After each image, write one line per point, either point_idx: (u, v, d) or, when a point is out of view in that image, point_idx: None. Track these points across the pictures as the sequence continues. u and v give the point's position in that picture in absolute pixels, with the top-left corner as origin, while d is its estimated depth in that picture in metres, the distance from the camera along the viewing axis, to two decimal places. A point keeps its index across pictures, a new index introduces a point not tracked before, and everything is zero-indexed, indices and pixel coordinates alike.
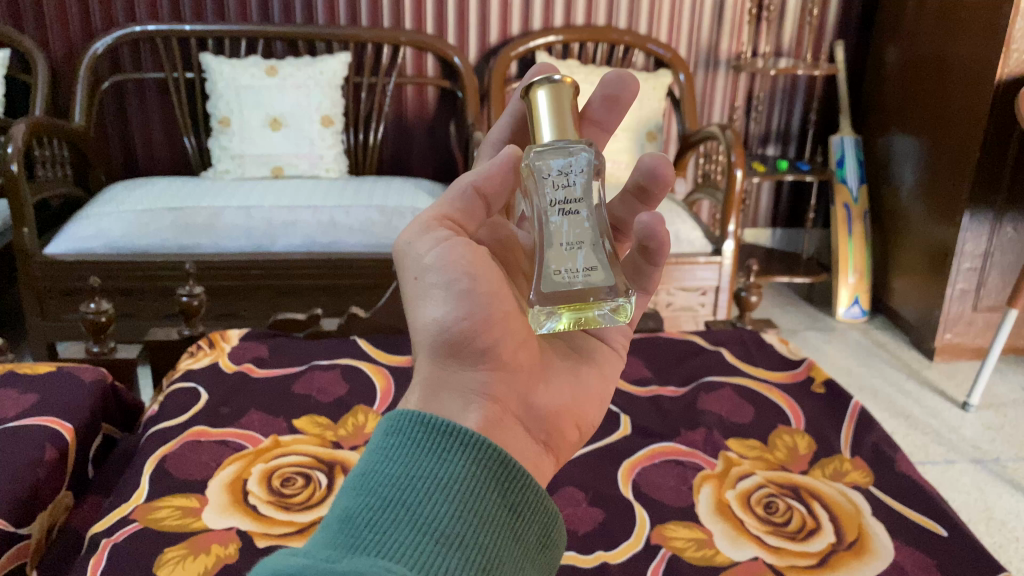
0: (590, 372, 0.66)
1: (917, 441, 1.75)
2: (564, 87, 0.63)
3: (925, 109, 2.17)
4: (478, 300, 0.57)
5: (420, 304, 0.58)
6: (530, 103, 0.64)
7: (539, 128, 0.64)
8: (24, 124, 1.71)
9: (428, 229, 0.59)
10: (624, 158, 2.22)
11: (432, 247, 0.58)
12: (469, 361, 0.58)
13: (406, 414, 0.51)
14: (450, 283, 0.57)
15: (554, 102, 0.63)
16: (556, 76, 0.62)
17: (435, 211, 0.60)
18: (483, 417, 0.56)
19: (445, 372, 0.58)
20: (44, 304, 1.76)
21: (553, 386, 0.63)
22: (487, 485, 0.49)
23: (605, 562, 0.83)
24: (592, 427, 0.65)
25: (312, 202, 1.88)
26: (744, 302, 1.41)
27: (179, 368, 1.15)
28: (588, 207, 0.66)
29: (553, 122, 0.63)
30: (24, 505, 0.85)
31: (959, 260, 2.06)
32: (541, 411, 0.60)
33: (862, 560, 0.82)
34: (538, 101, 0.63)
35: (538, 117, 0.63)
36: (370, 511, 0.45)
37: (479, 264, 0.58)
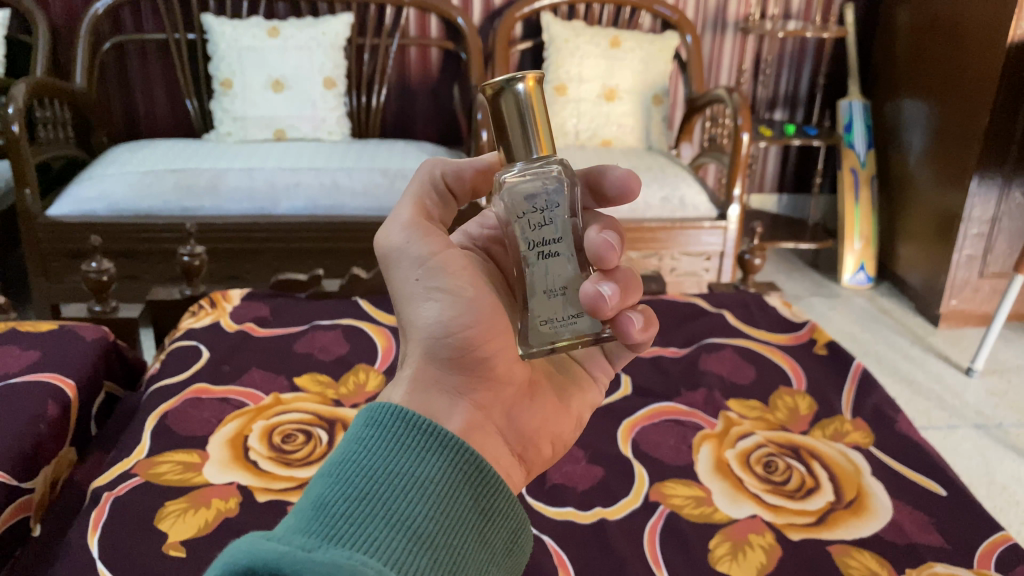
0: (572, 395, 0.68)
1: (920, 406, 1.74)
2: (530, 93, 0.55)
3: (935, 73, 2.14)
4: (481, 309, 0.61)
5: (417, 304, 0.61)
6: (492, 110, 0.56)
7: (507, 143, 0.57)
8: (24, 85, 1.70)
9: (418, 228, 0.61)
10: (629, 121, 2.21)
11: (433, 252, 0.61)
12: (463, 368, 0.61)
13: (387, 406, 0.51)
14: (454, 291, 0.61)
15: (526, 112, 0.55)
16: (518, 82, 0.54)
17: (413, 209, 0.63)
18: (466, 420, 0.58)
19: (438, 373, 0.60)
20: (47, 266, 1.76)
21: (538, 402, 0.65)
22: (461, 488, 0.49)
23: (604, 518, 0.83)
24: (566, 447, 0.67)
25: (315, 165, 1.87)
26: (748, 265, 1.40)
27: (180, 327, 1.15)
28: (569, 244, 0.62)
29: (529, 135, 0.56)
30: (28, 457, 0.86)
31: (967, 226, 2.04)
32: (523, 425, 0.62)
33: (859, 519, 0.82)
34: (506, 110, 0.55)
35: (502, 126, 0.56)
36: (347, 501, 0.45)
37: (478, 277, 0.63)
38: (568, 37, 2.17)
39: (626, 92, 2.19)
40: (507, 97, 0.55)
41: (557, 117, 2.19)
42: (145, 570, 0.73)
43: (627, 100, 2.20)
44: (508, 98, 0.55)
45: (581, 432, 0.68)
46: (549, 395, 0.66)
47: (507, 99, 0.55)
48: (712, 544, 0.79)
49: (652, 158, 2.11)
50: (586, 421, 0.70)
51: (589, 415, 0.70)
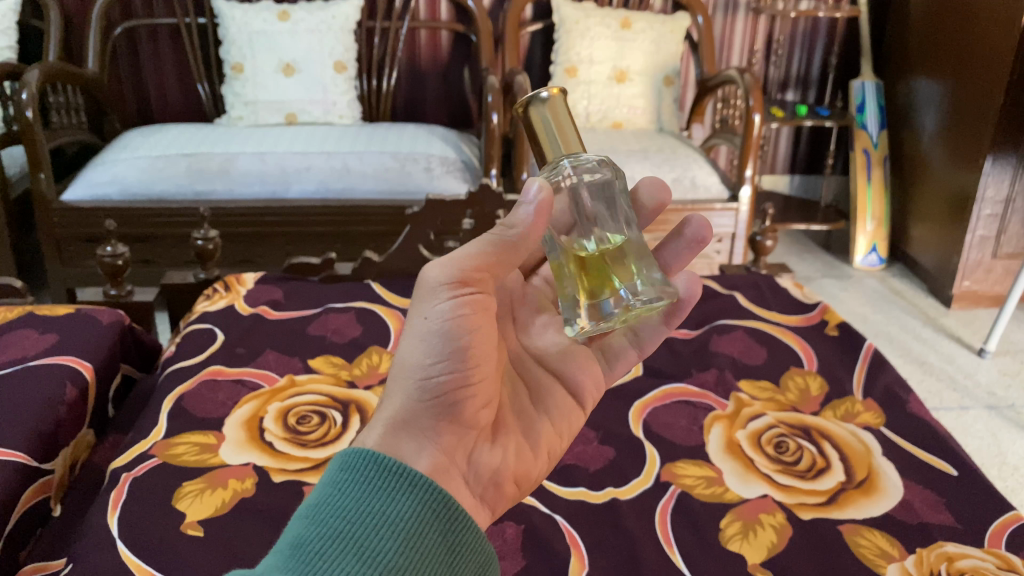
0: (541, 428, 0.63)
1: (932, 387, 1.74)
2: (558, 100, 0.59)
3: (949, 52, 2.12)
4: (470, 360, 0.56)
5: (413, 344, 0.56)
6: (526, 125, 0.60)
7: (542, 143, 0.60)
8: (38, 70, 1.71)
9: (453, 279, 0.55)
10: (640, 103, 2.20)
11: (451, 301, 0.55)
12: (438, 413, 0.56)
13: (362, 449, 0.50)
14: (451, 340, 0.56)
15: (553, 117, 0.59)
16: (544, 93, 0.59)
17: (472, 262, 0.56)
18: (431, 464, 0.53)
19: (414, 416, 0.55)
20: (63, 250, 1.78)
21: (500, 442, 0.59)
22: (431, 524, 0.48)
23: (615, 497, 0.84)
24: (534, 483, 0.62)
25: (325, 148, 1.88)
26: (759, 246, 1.40)
27: (195, 311, 1.16)
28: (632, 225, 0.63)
29: (564, 134, 0.59)
30: (48, 439, 0.88)
31: (980, 206, 2.03)
32: (483, 468, 0.57)
33: (870, 498, 0.83)
34: (540, 115, 0.59)
35: (537, 133, 0.60)
36: (323, 540, 0.44)
37: (483, 328, 0.57)
38: (579, 19, 2.16)
39: (637, 73, 2.18)
40: (537, 106, 0.59)
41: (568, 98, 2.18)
42: (164, 548, 0.74)
43: (638, 82, 2.18)
44: (536, 108, 0.60)
45: (551, 469, 0.63)
46: (514, 432, 0.61)
47: (535, 110, 0.59)
48: (723, 523, 0.80)
49: (663, 140, 2.11)
50: (558, 461, 0.64)
51: (563, 448, 0.65)
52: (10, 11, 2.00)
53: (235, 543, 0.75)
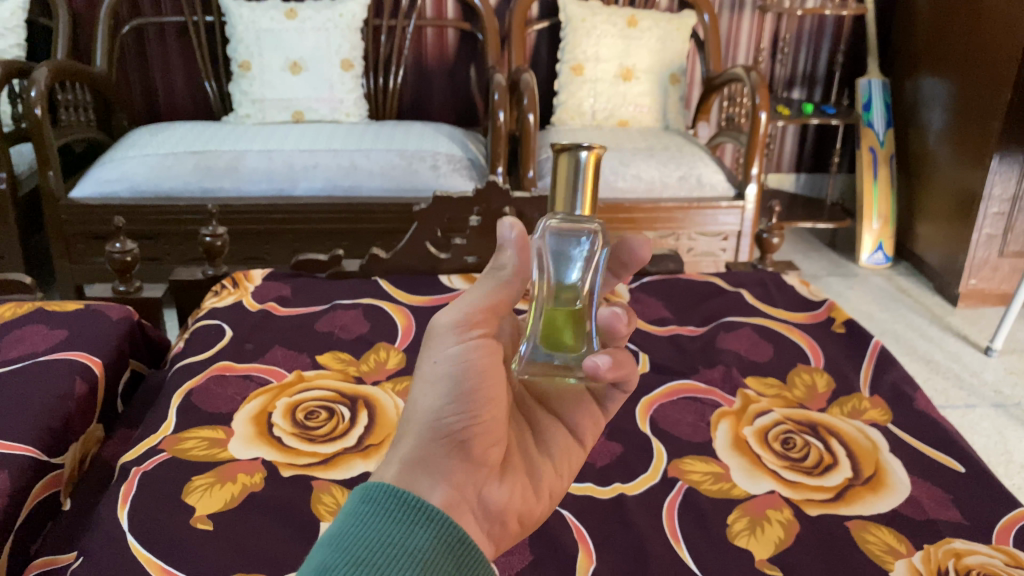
0: (543, 469, 0.63)
1: (938, 385, 1.74)
2: (592, 161, 0.54)
3: (956, 51, 2.12)
4: (478, 400, 0.57)
5: (425, 389, 0.57)
6: (556, 166, 0.55)
7: (560, 192, 0.55)
8: (46, 68, 1.72)
9: (461, 327, 0.58)
10: (645, 101, 2.20)
11: (458, 345, 0.58)
12: (450, 452, 0.55)
13: (381, 485, 0.51)
14: (459, 384, 0.57)
15: (583, 177, 0.54)
16: (584, 150, 0.53)
17: (477, 311, 0.58)
18: (445, 497, 0.53)
19: (430, 455, 0.55)
20: (72, 247, 1.79)
21: (507, 481, 0.59)
22: (447, 556, 0.48)
23: (622, 493, 0.84)
24: (535, 522, 0.61)
25: (332, 146, 1.89)
26: (766, 244, 1.40)
27: (204, 307, 1.17)
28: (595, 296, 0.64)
29: (582, 198, 0.55)
30: (58, 434, 0.88)
31: (987, 205, 2.03)
32: (492, 504, 0.57)
33: (877, 495, 0.83)
34: (565, 164, 0.54)
35: (561, 182, 0.55)
36: (343, 565, 0.45)
37: (491, 370, 0.58)
38: (585, 17, 2.16)
39: (642, 72, 2.18)
40: (569, 155, 0.54)
41: (573, 96, 2.19)
42: (175, 541, 0.75)
43: (643, 80, 2.19)
44: (569, 157, 0.54)
45: (552, 510, 0.63)
46: (518, 474, 0.61)
47: (568, 160, 0.54)
48: (731, 519, 0.80)
49: (669, 138, 2.11)
50: (557, 500, 0.65)
51: (563, 487, 0.65)
52: (19, 9, 2.01)
53: (245, 537, 0.76)
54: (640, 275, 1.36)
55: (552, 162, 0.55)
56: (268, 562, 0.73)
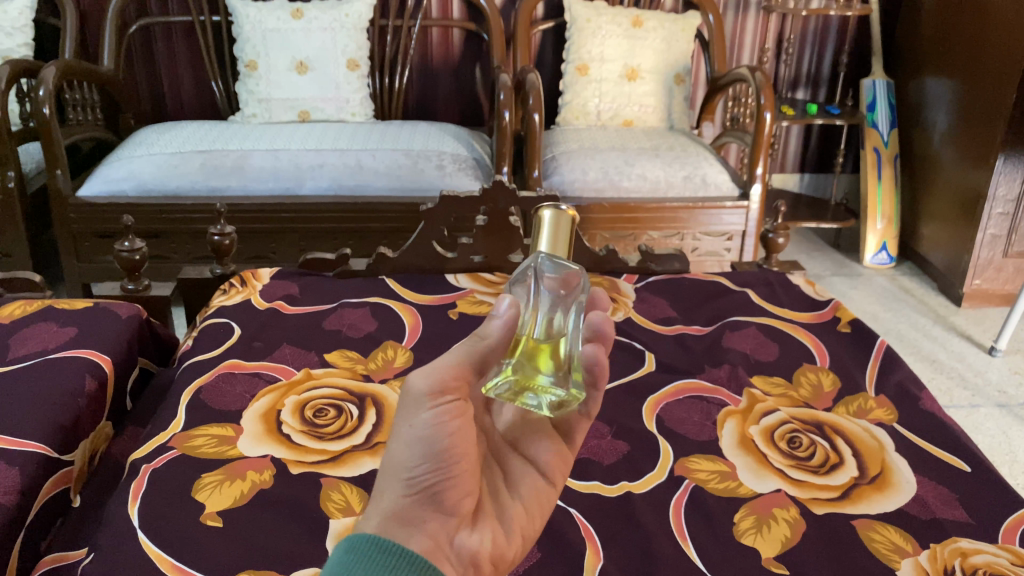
0: (513, 512, 0.62)
1: (943, 385, 1.75)
2: (567, 217, 0.63)
3: (961, 51, 2.12)
4: (451, 453, 0.57)
5: (397, 447, 0.57)
6: (534, 225, 0.64)
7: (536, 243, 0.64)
8: (55, 67, 1.74)
9: (433, 395, 0.58)
10: (650, 101, 2.20)
11: (429, 407, 0.58)
12: (425, 503, 0.56)
13: (366, 535, 0.52)
14: (432, 438, 0.57)
15: (555, 232, 0.63)
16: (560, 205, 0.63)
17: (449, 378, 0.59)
18: (423, 544, 0.53)
19: (404, 510, 0.55)
20: (79, 246, 1.80)
21: (479, 527, 0.58)
22: None
23: (629, 491, 0.85)
24: (509, 565, 0.60)
25: (338, 146, 1.90)
26: (771, 244, 1.40)
27: (213, 306, 1.18)
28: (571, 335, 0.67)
29: (558, 247, 0.63)
30: (69, 431, 0.89)
31: (991, 205, 2.03)
32: (465, 549, 0.56)
33: (883, 494, 0.83)
34: (544, 221, 0.63)
35: (537, 238, 0.64)
36: None
37: (463, 428, 0.58)
38: (590, 17, 2.17)
39: (647, 73, 2.18)
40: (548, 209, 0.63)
41: (578, 96, 2.20)
42: (185, 538, 0.75)
43: (649, 80, 2.19)
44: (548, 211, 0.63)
45: (525, 553, 0.61)
46: (489, 519, 0.60)
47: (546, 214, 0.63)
48: (737, 517, 0.80)
49: (673, 138, 2.12)
50: (530, 544, 0.63)
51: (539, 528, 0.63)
52: (27, 8, 2.02)
53: (255, 535, 0.76)
54: (645, 275, 1.36)
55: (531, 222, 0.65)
56: (277, 559, 0.74)
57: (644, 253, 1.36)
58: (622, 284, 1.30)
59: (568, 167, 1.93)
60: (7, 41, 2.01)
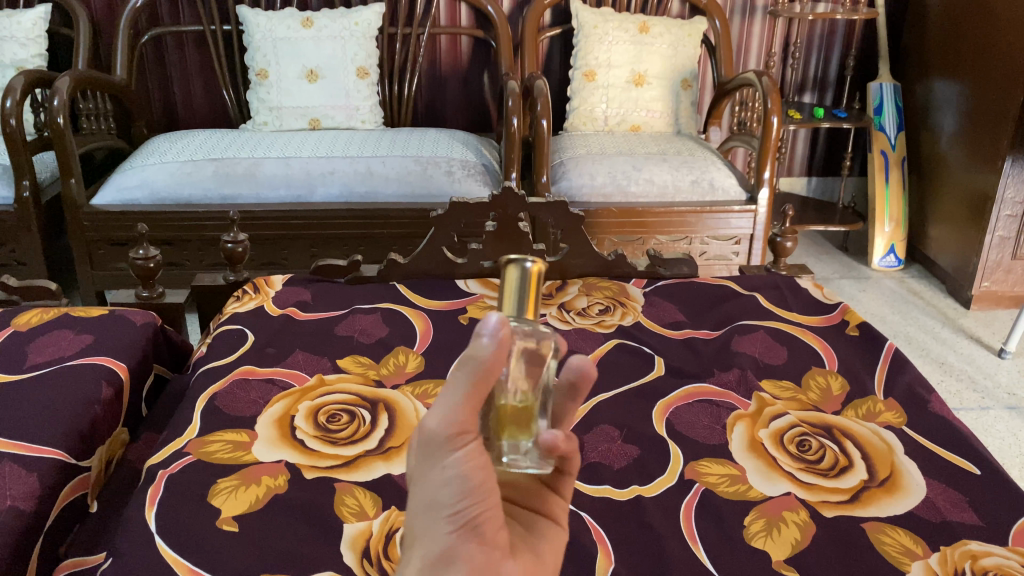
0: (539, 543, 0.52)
1: (952, 387, 1.75)
2: (536, 272, 0.52)
3: (968, 55, 2.12)
4: (486, 486, 0.47)
5: (429, 491, 0.48)
6: (504, 279, 0.52)
7: (507, 301, 0.52)
8: (68, 77, 1.76)
9: (454, 432, 0.47)
10: (658, 106, 2.21)
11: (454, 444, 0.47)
12: (471, 539, 0.47)
13: None
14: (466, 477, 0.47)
15: (528, 289, 0.52)
16: (528, 260, 0.51)
17: (470, 407, 0.47)
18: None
19: (447, 552, 0.47)
20: (93, 253, 1.82)
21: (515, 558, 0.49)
22: None
23: (640, 495, 0.85)
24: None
25: (348, 153, 1.92)
26: (779, 248, 1.41)
27: (226, 312, 1.19)
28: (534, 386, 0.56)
29: (527, 303, 0.52)
30: (86, 437, 0.90)
31: (999, 208, 2.03)
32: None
33: (893, 497, 0.84)
34: (509, 277, 0.52)
35: (507, 293, 0.52)
36: None
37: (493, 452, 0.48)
38: (597, 23, 2.18)
39: (654, 79, 2.19)
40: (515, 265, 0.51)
41: (586, 102, 2.22)
42: (201, 543, 0.76)
43: (656, 85, 2.20)
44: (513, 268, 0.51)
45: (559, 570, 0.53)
46: (522, 555, 0.50)
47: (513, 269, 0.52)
48: (747, 520, 0.81)
49: (680, 142, 2.13)
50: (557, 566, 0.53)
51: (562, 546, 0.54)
52: (40, 19, 2.05)
53: (270, 539, 0.77)
54: (654, 279, 1.37)
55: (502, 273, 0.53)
56: (292, 563, 0.75)
57: (653, 257, 1.37)
58: (630, 289, 1.31)
59: (576, 172, 1.94)
60: (21, 51, 2.03)
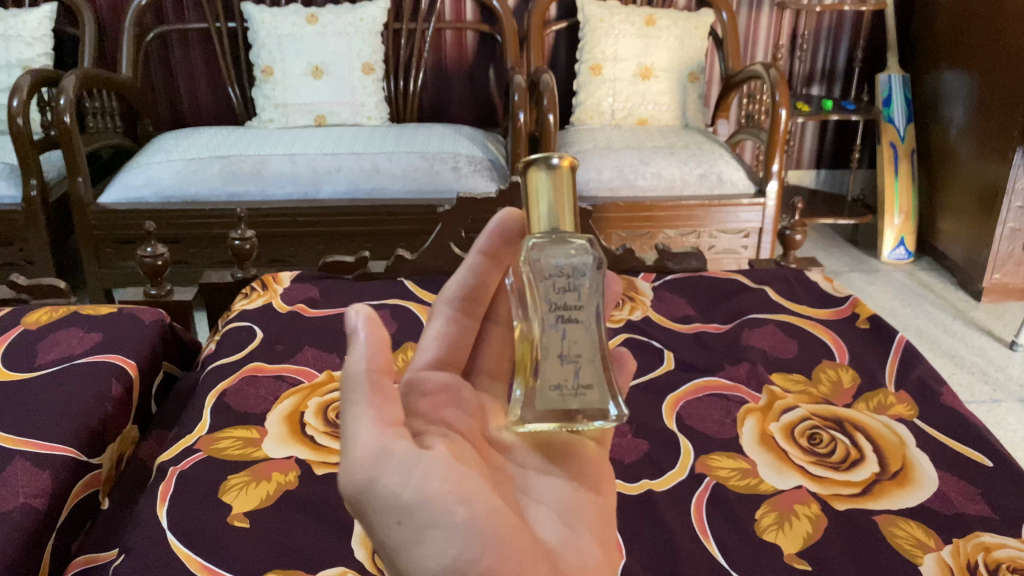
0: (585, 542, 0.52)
1: (963, 380, 1.74)
2: (566, 170, 0.54)
3: (978, 46, 2.11)
4: (481, 528, 0.46)
5: (416, 553, 0.46)
6: (526, 181, 0.55)
7: (537, 213, 0.56)
8: (74, 76, 1.76)
9: (386, 440, 0.47)
10: (665, 100, 2.21)
11: (406, 481, 0.46)
12: None
13: None
14: (446, 518, 0.46)
15: (555, 190, 0.55)
16: (554, 160, 0.54)
17: (381, 412, 0.49)
18: None
19: None
20: (100, 252, 1.83)
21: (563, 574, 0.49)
22: None
23: (650, 489, 0.85)
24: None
25: (355, 150, 1.91)
26: (789, 241, 1.40)
27: (235, 310, 1.19)
28: (588, 316, 0.59)
29: (556, 209, 0.55)
30: (97, 435, 0.90)
31: (1010, 199, 2.02)
32: None
33: (905, 489, 0.83)
34: (536, 180, 0.54)
35: (535, 199, 0.55)
36: None
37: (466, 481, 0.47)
38: (603, 17, 2.17)
39: (662, 73, 2.18)
40: (541, 165, 0.54)
41: (592, 96, 2.21)
42: (212, 539, 0.77)
43: (662, 78, 2.19)
44: (539, 170, 0.54)
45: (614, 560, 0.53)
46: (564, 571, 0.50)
47: (540, 171, 0.54)
48: (759, 514, 0.81)
49: (688, 136, 2.12)
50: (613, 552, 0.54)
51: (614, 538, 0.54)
52: (46, 18, 2.05)
53: (280, 536, 0.77)
54: (663, 274, 1.36)
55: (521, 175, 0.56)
56: (304, 559, 0.75)
57: (661, 251, 1.37)
58: (639, 283, 1.30)
59: (583, 167, 1.93)
60: (27, 51, 2.04)
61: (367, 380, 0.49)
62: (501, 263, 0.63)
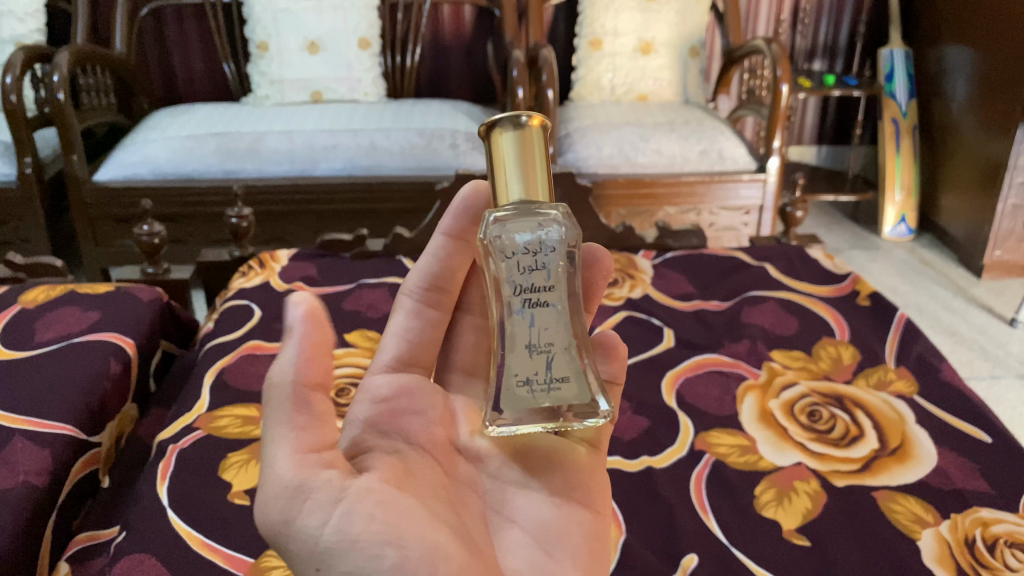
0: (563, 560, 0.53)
1: (963, 357, 1.74)
2: (537, 129, 0.54)
3: (981, 20, 2.08)
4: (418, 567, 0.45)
5: None
6: (490, 145, 0.54)
7: (503, 176, 0.55)
8: (67, 52, 1.74)
9: (305, 471, 0.48)
10: (665, 75, 2.19)
11: (325, 520, 0.46)
12: None
13: None
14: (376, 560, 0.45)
15: (523, 148, 0.54)
16: (522, 118, 0.53)
17: (303, 437, 0.49)
18: None
19: None
20: (98, 230, 1.82)
21: None
22: None
23: (650, 466, 0.85)
24: None
25: (352, 126, 1.89)
26: (790, 217, 1.39)
27: (232, 288, 1.18)
28: (559, 298, 0.57)
29: (523, 168, 0.54)
30: (96, 413, 0.90)
31: (1012, 175, 2.01)
32: None
33: (904, 465, 0.83)
34: (503, 142, 0.54)
35: (501, 162, 0.54)
36: None
37: (397, 517, 0.47)
38: None
39: (663, 46, 2.17)
40: (509, 121, 0.54)
41: (592, 71, 2.19)
42: (213, 516, 0.76)
43: (663, 53, 2.18)
44: (505, 129, 0.54)
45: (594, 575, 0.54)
46: None
47: (506, 129, 0.54)
48: (758, 490, 0.81)
49: (688, 111, 2.11)
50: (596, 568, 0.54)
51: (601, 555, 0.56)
52: None
53: None
54: (663, 251, 1.36)
55: (485, 140, 0.55)
56: None
57: (662, 229, 1.36)
58: (639, 261, 1.30)
59: (583, 143, 1.91)
60: (20, 26, 2.02)
61: (291, 395, 0.49)
62: (467, 245, 0.65)
